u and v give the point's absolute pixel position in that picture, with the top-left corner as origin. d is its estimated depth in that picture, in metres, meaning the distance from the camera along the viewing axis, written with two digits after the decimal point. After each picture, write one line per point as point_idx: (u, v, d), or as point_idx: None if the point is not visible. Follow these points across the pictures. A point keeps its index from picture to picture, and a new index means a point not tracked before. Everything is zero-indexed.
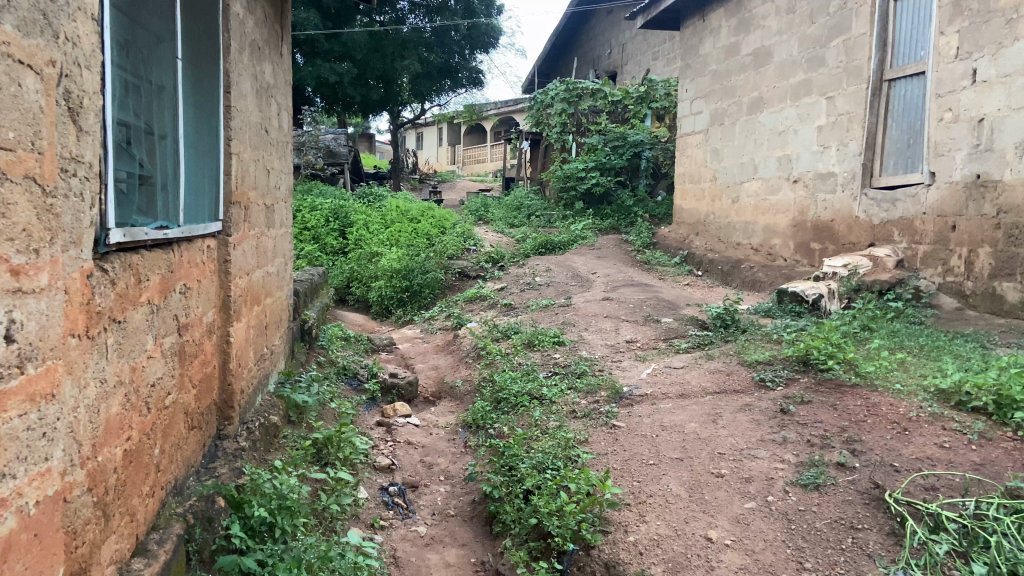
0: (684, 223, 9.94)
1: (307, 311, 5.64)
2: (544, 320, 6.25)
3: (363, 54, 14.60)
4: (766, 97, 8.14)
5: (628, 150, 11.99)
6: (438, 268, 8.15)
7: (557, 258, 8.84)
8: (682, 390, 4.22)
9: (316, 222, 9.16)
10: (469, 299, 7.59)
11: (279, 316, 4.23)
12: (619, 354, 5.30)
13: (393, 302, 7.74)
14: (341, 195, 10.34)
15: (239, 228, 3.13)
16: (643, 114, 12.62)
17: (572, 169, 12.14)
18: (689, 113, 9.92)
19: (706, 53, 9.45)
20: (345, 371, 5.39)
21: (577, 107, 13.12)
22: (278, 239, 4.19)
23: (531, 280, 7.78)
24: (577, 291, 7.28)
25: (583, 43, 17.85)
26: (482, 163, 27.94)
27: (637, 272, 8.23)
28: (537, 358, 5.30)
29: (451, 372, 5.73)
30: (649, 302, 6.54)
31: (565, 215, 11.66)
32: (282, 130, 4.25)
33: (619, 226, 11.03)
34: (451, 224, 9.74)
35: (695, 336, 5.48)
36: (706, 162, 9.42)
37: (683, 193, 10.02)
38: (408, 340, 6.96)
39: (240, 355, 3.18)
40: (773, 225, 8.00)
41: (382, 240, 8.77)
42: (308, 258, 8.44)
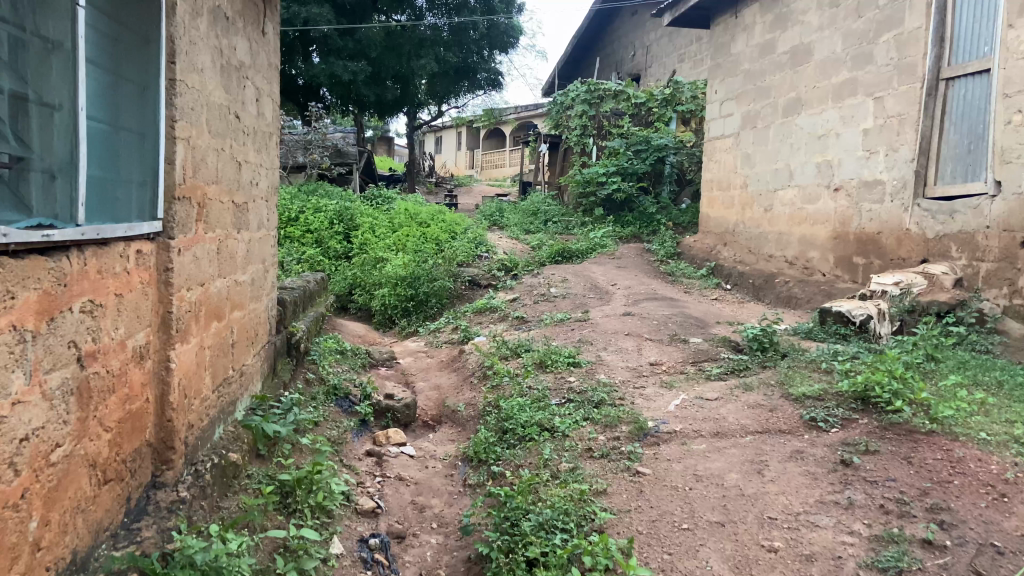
0: (711, 232, 9.31)
1: (297, 322, 5.10)
2: (559, 336, 5.66)
3: (378, 52, 14.15)
4: (805, 98, 7.51)
5: (651, 155, 11.37)
6: (446, 276, 7.62)
7: (574, 267, 8.26)
8: (717, 427, 3.62)
9: (319, 223, 8.63)
10: (478, 310, 7.03)
11: (253, 332, 3.68)
12: (642, 379, 4.70)
13: (396, 312, 7.21)
14: (346, 197, 9.81)
15: (188, 229, 2.56)
16: (668, 117, 12.01)
17: (592, 173, 11.47)
18: (718, 115, 9.30)
19: (738, 52, 8.83)
20: (336, 391, 4.82)
21: (599, 108, 12.43)
22: (253, 243, 3.64)
23: (545, 291, 7.20)
24: (595, 304, 6.70)
25: (606, 44, 17.28)
26: (500, 168, 27.44)
27: (661, 285, 7.61)
28: (549, 382, 4.71)
29: (454, 393, 5.15)
30: (674, 318, 5.95)
31: (584, 222, 11.07)
32: (261, 118, 3.70)
33: (641, 234, 10.43)
34: (462, 229, 9.21)
35: (727, 360, 4.87)
36: (736, 168, 8.79)
37: (711, 200, 9.40)
38: (410, 355, 6.41)
39: (189, 383, 2.63)
40: (811, 237, 7.35)
41: (388, 245, 8.25)
42: (308, 262, 7.90)
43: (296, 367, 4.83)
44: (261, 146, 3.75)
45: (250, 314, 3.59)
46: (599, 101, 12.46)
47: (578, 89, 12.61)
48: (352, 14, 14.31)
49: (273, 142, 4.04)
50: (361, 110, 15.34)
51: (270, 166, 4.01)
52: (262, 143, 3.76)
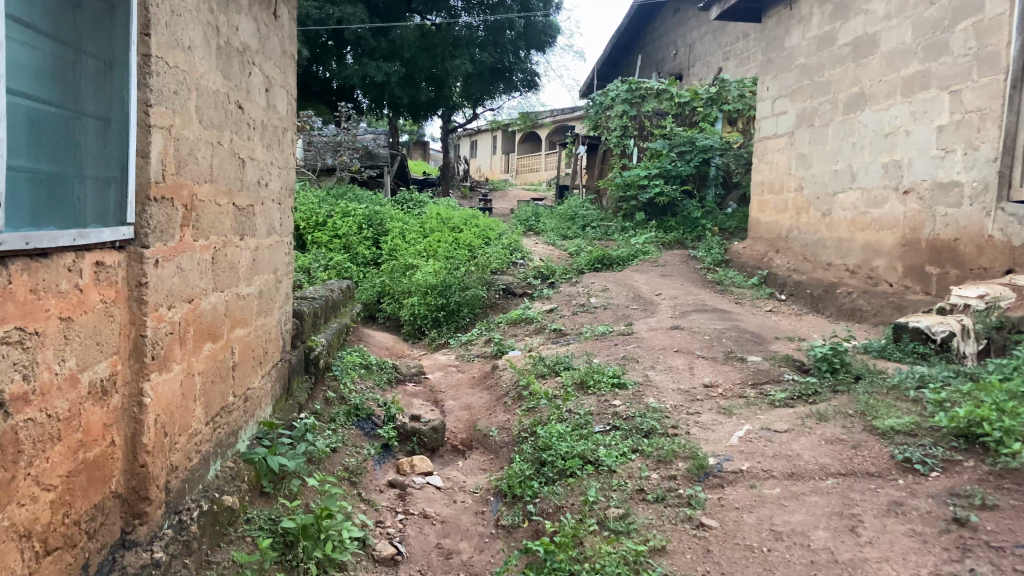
0: (762, 238, 8.73)
1: (318, 336, 4.69)
2: (601, 352, 5.18)
3: (411, 53, 13.82)
4: (869, 93, 6.90)
5: (696, 157, 10.80)
6: (479, 285, 7.19)
7: (615, 275, 7.77)
8: (791, 467, 3.11)
9: (347, 228, 8.26)
10: (513, 322, 6.58)
11: (261, 351, 3.27)
12: (696, 403, 4.19)
13: (426, 323, 6.80)
14: (376, 201, 9.44)
15: (170, 236, 2.16)
16: (713, 118, 11.42)
17: (633, 176, 10.94)
18: (770, 114, 8.72)
19: (793, 45, 8.25)
20: (357, 411, 4.41)
21: (640, 108, 11.93)
22: (261, 251, 3.24)
23: (585, 301, 6.71)
24: (640, 316, 6.19)
25: (647, 43, 16.74)
26: (535, 172, 27.00)
27: (710, 295, 7.08)
28: (592, 405, 4.23)
29: (486, 415, 4.70)
30: (728, 333, 5.42)
31: (624, 227, 10.56)
32: (270, 111, 3.29)
33: (685, 240, 9.88)
34: (496, 235, 8.78)
35: (792, 383, 4.36)
36: (791, 170, 8.20)
37: (761, 204, 8.82)
38: (440, 369, 5.98)
39: (172, 418, 2.22)
40: (876, 244, 6.75)
41: (418, 251, 7.85)
42: (335, 268, 7.54)
43: (314, 385, 4.43)
44: (272, 141, 3.34)
45: (257, 332, 3.18)
46: (640, 100, 11.93)
47: (619, 89, 12.10)
48: (386, 15, 14.05)
49: (287, 137, 3.64)
50: (395, 112, 15.03)
51: (284, 165, 3.61)
52: (272, 138, 3.35)
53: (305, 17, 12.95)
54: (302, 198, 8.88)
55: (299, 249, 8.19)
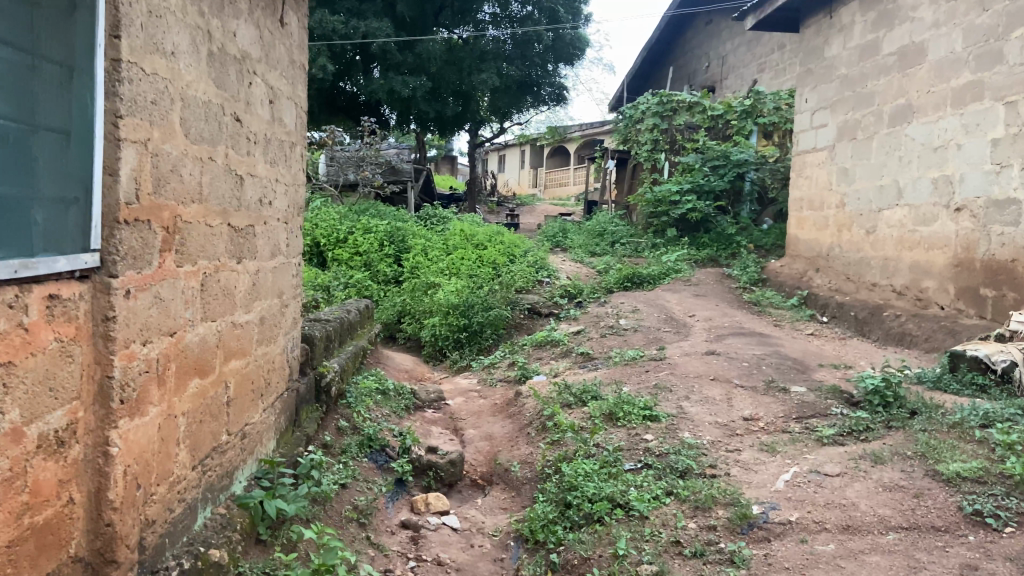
0: (800, 257, 8.35)
1: (330, 361, 4.45)
2: (631, 379, 4.87)
3: (438, 67, 13.68)
4: (916, 105, 6.53)
5: (729, 172, 10.46)
6: (504, 304, 6.93)
7: (646, 294, 7.46)
8: (846, 518, 2.76)
9: (369, 245, 8.07)
10: (538, 344, 6.29)
11: (261, 383, 3.03)
12: (735, 438, 3.86)
13: (448, 344, 6.55)
14: (400, 217, 9.24)
15: (146, 263, 1.93)
16: (748, 131, 11.06)
17: (665, 191, 10.62)
18: (809, 127, 8.36)
19: (833, 55, 7.90)
20: (370, 442, 4.15)
21: (671, 122, 11.61)
22: (263, 274, 3.00)
23: (614, 322, 6.40)
24: (672, 340, 5.87)
25: (678, 55, 16.45)
26: (564, 187, 26.75)
27: (746, 317, 6.73)
28: (620, 439, 3.92)
29: (509, 446, 4.42)
30: (767, 360, 5.08)
31: (655, 243, 10.24)
32: (274, 125, 3.07)
33: (718, 258, 9.53)
34: (522, 252, 8.51)
35: (841, 418, 4.02)
36: (831, 186, 7.82)
37: (800, 221, 8.44)
38: (461, 394, 5.71)
39: (149, 466, 1.98)
40: (924, 264, 6.35)
41: (442, 269, 7.61)
42: (356, 287, 7.34)
43: (325, 414, 4.19)
44: (276, 156, 3.12)
45: (256, 362, 2.94)
46: (671, 113, 11.62)
47: (649, 102, 11.81)
48: (413, 29, 13.89)
49: (295, 152, 3.42)
50: (421, 126, 14.90)
51: (291, 182, 3.38)
52: (276, 152, 3.13)
53: (332, 31, 12.88)
54: (325, 214, 8.73)
55: (319, 267, 8.02)
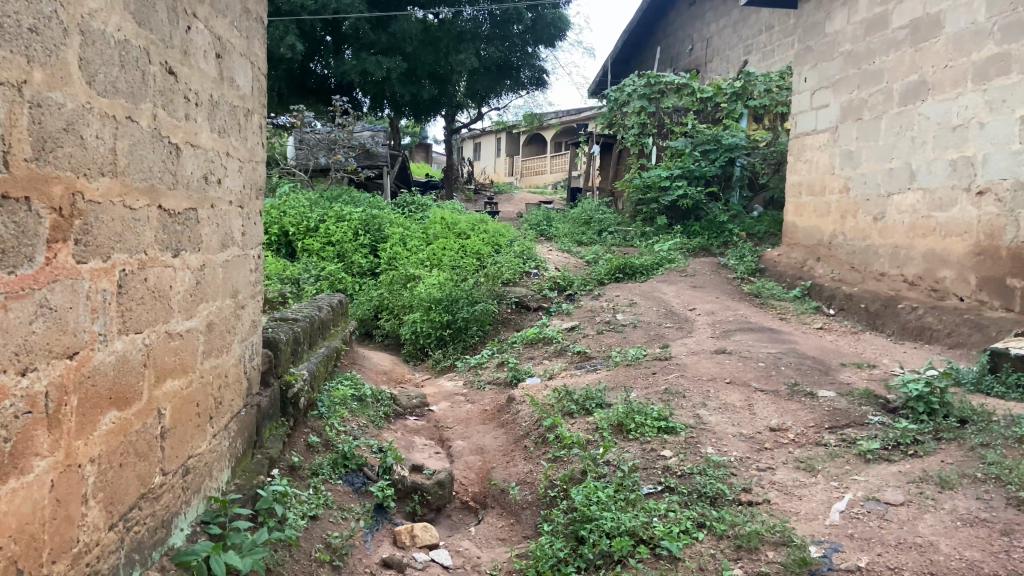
0: (800, 245, 7.92)
1: (300, 369, 3.87)
2: (638, 382, 4.37)
3: (413, 47, 13.03)
4: (929, 82, 6.10)
5: (721, 156, 9.97)
6: (490, 299, 6.38)
7: (640, 286, 6.98)
8: (927, 563, 2.28)
9: (341, 233, 7.46)
10: (529, 342, 5.76)
11: (207, 405, 2.46)
12: (765, 454, 3.37)
13: (430, 342, 6.00)
14: (375, 204, 8.63)
15: (25, 261, 1.38)
16: (738, 114, 10.60)
17: (653, 177, 10.14)
18: (808, 107, 7.90)
19: (834, 31, 7.44)
20: (345, 462, 3.61)
21: (659, 104, 11.10)
22: (209, 269, 2.43)
23: (610, 317, 5.89)
24: (676, 336, 5.37)
25: (660, 38, 15.94)
26: (541, 174, 26.22)
27: (750, 310, 6.27)
28: (634, 455, 3.41)
29: (503, 461, 3.90)
30: (786, 359, 4.60)
31: (644, 232, 9.76)
32: (222, 85, 2.50)
33: (710, 246, 9.08)
34: (507, 241, 7.96)
35: (882, 428, 3.56)
36: (833, 170, 7.38)
37: (798, 207, 8.01)
38: (446, 398, 5.17)
39: (36, 539, 1.44)
40: (940, 252, 5.93)
41: (421, 260, 7.04)
42: (328, 280, 6.75)
43: (292, 430, 3.63)
44: (224, 123, 2.53)
45: (199, 380, 2.37)
46: (659, 96, 11.11)
47: (636, 84, 11.27)
48: (386, 6, 13.09)
49: (248, 120, 2.84)
50: (396, 112, 14.28)
51: (244, 156, 2.80)
52: (224, 118, 2.55)
53: (300, 7, 12.10)
54: (294, 200, 8.09)
55: (289, 258, 7.41)
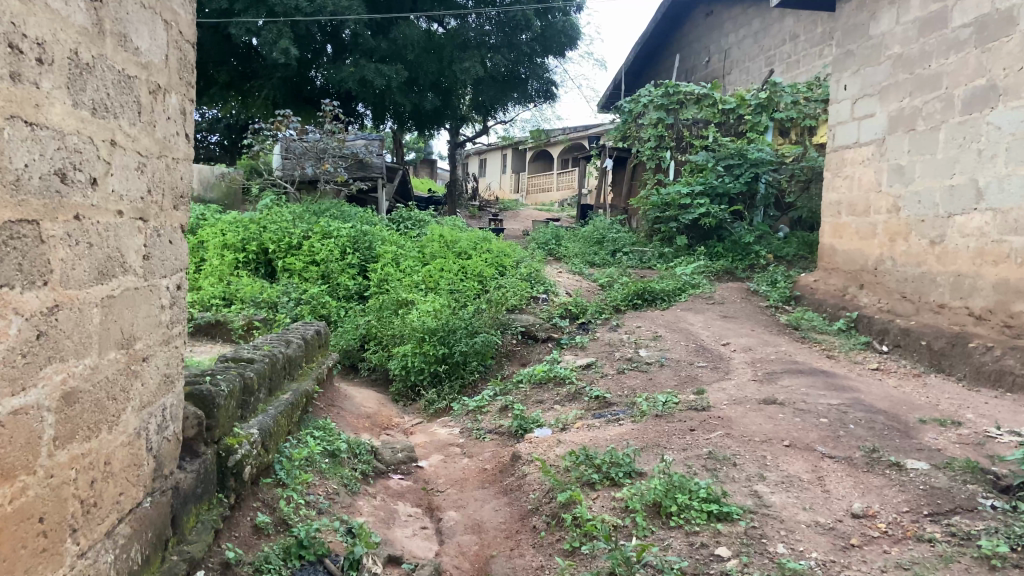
0: (839, 271, 7.10)
1: (249, 427, 3.04)
2: (674, 442, 3.54)
3: (415, 55, 12.30)
4: (999, 86, 5.30)
5: (746, 172, 9.15)
6: (492, 329, 5.57)
7: (663, 315, 6.16)
8: None
9: (326, 251, 6.65)
10: (538, 382, 4.91)
11: (65, 516, 1.65)
12: (854, 555, 2.52)
13: (423, 379, 5.18)
14: (367, 219, 7.83)
15: None
16: (763, 127, 9.82)
17: (673, 194, 9.36)
18: (850, 118, 7.12)
19: (881, 33, 6.66)
20: (300, 551, 2.70)
21: (678, 116, 10.30)
22: (71, 311, 1.62)
23: (632, 354, 5.06)
24: (711, 379, 4.53)
25: (674, 50, 15.23)
26: (547, 192, 25.50)
27: (793, 346, 5.45)
28: (679, 554, 2.56)
29: (505, 547, 3.05)
30: (853, 415, 3.76)
31: (663, 253, 8.96)
32: (102, 41, 1.71)
33: (735, 270, 8.27)
34: (512, 262, 7.15)
35: (1002, 518, 2.70)
36: (880, 187, 6.58)
37: (837, 228, 7.20)
38: (438, 451, 4.33)
39: None
40: (1016, 282, 5.08)
41: (415, 283, 6.23)
42: (310, 305, 5.94)
43: (233, 509, 2.79)
44: (105, 97, 1.73)
45: (45, 485, 1.55)
46: (678, 107, 10.30)
47: (652, 93, 10.46)
48: (387, 8, 12.54)
49: (155, 100, 2.03)
50: (398, 122, 13.64)
51: (147, 149, 1.99)
52: (107, 90, 1.75)
53: (295, 10, 11.30)
54: (276, 214, 7.30)
55: (268, 278, 6.60)
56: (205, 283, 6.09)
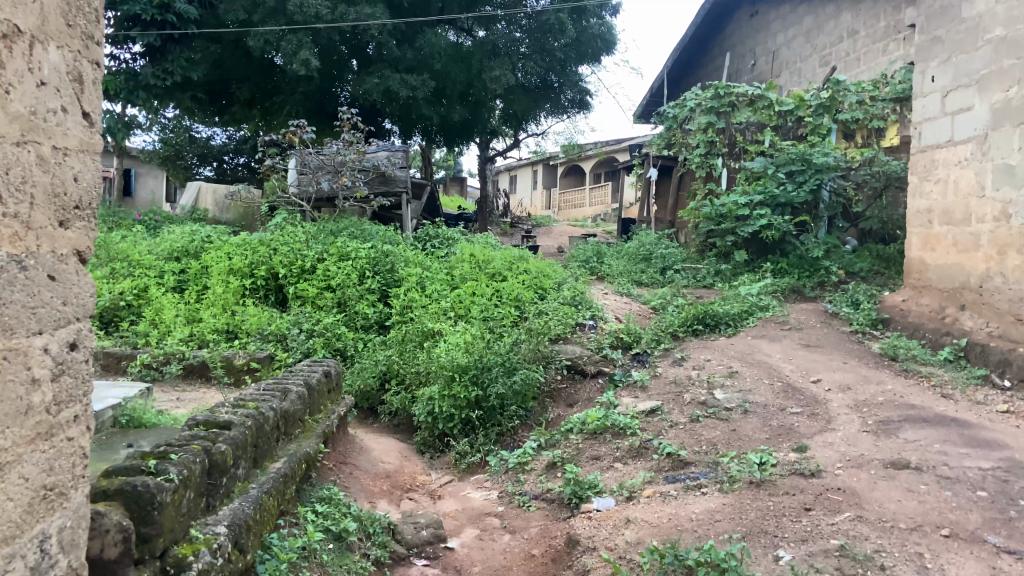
0: (932, 289, 6.15)
1: (216, 522, 2.21)
2: (788, 527, 2.64)
3: (442, 63, 11.61)
4: None
5: (809, 179, 8.11)
6: (532, 364, 4.73)
7: (733, 345, 5.26)
8: None
9: (343, 275, 5.87)
10: (592, 433, 4.02)
11: None
12: None
13: (453, 427, 4.36)
14: (390, 238, 7.05)
15: None
16: (826, 129, 8.89)
17: (729, 204, 8.47)
18: (939, 113, 6.19)
19: (977, 12, 5.74)
20: None
21: (730, 120, 9.41)
22: None
23: (706, 396, 4.17)
24: (811, 432, 3.62)
25: (715, 53, 14.33)
26: (580, 207, 24.65)
27: (898, 382, 4.52)
28: None
29: None
30: (1020, 487, 2.84)
31: (720, 270, 8.06)
32: None
33: (803, 288, 7.35)
34: (553, 284, 6.32)
35: None
36: (983, 191, 5.62)
37: (927, 240, 6.25)
38: (472, 523, 3.49)
39: None
40: None
41: (444, 310, 5.43)
42: (323, 337, 5.18)
43: None
44: None
45: None
46: (729, 110, 9.37)
47: (700, 96, 9.53)
48: (412, 14, 11.88)
49: (5, 51, 1.26)
50: (426, 136, 12.96)
51: None
52: None
53: (314, 17, 10.68)
54: (289, 234, 6.55)
55: (278, 306, 5.85)
56: (205, 313, 5.34)
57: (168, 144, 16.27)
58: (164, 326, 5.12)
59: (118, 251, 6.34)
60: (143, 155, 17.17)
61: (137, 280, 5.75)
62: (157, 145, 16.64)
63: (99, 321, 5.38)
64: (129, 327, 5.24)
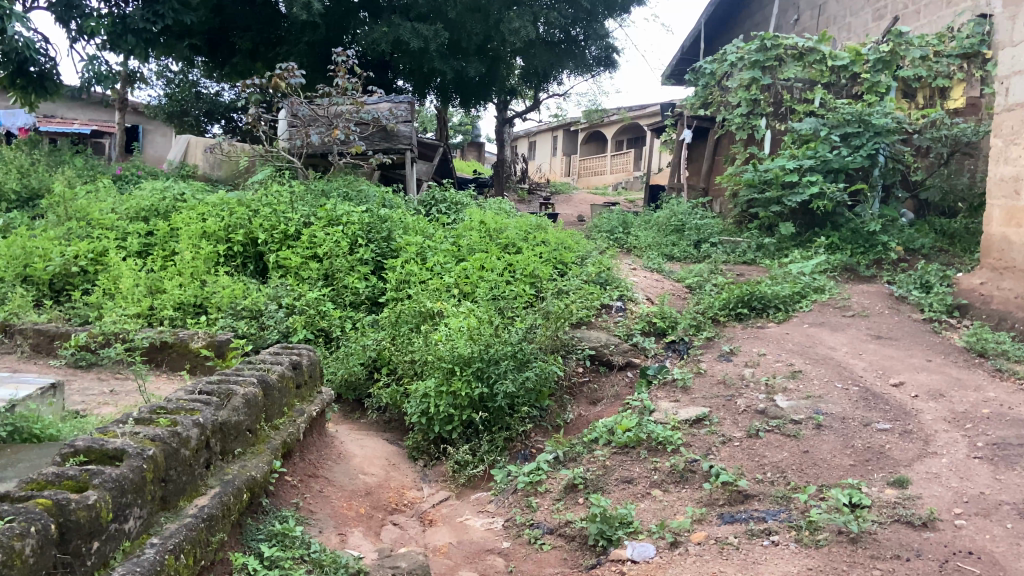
0: (1017, 271, 5.26)
1: None
2: None
3: (457, 11, 10.65)
4: None
5: (865, 143, 7.14)
6: (549, 354, 3.93)
7: (790, 335, 4.42)
8: None
9: (331, 242, 5.08)
10: (623, 447, 3.21)
11: None
12: None
13: (452, 431, 3.59)
14: (390, 202, 6.24)
15: None
16: (884, 87, 7.92)
17: (775, 168, 7.55)
18: None
19: None
20: None
21: (776, 75, 8.43)
22: None
23: (766, 404, 3.35)
24: (907, 458, 2.81)
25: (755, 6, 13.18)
26: (600, 174, 23.61)
27: (997, 387, 3.67)
28: None
29: None
30: None
31: (763, 243, 7.17)
32: None
33: (857, 266, 6.46)
34: (576, 258, 5.50)
35: None
36: None
37: (1013, 214, 5.33)
38: (469, 564, 2.71)
39: None
40: None
41: (447, 286, 4.63)
42: (304, 315, 4.41)
43: None
44: None
45: None
46: (776, 64, 8.41)
47: (744, 49, 8.55)
48: None
49: None
50: (438, 94, 12.03)
51: None
52: None
53: None
54: (272, 194, 5.77)
55: (258, 277, 5.10)
56: (169, 280, 4.58)
57: (173, 99, 15.46)
58: (119, 296, 4.37)
59: (79, 210, 5.59)
60: (147, 111, 16.35)
61: (94, 243, 5.00)
62: (162, 100, 15.84)
63: (49, 289, 4.66)
64: (81, 297, 4.51)
